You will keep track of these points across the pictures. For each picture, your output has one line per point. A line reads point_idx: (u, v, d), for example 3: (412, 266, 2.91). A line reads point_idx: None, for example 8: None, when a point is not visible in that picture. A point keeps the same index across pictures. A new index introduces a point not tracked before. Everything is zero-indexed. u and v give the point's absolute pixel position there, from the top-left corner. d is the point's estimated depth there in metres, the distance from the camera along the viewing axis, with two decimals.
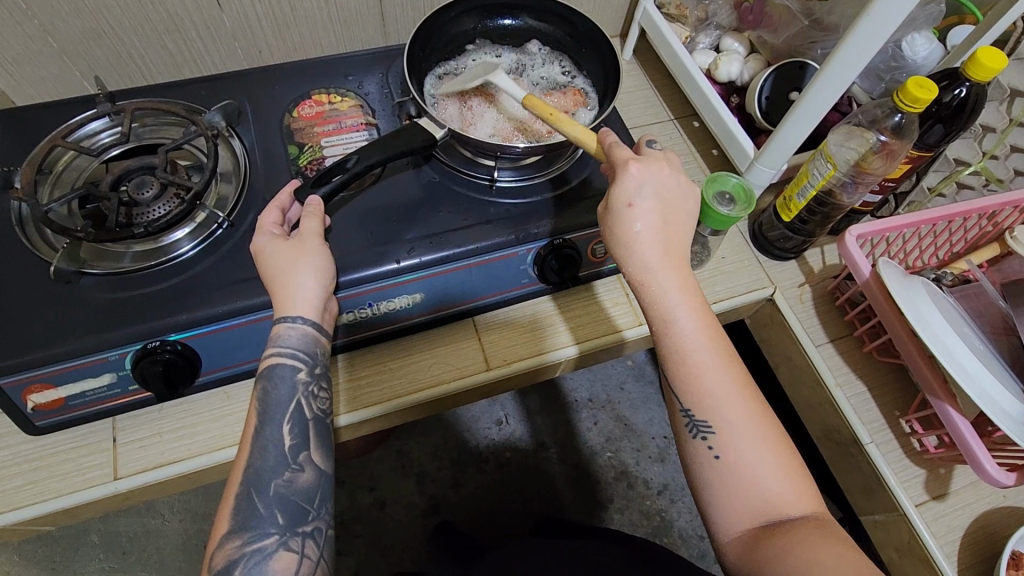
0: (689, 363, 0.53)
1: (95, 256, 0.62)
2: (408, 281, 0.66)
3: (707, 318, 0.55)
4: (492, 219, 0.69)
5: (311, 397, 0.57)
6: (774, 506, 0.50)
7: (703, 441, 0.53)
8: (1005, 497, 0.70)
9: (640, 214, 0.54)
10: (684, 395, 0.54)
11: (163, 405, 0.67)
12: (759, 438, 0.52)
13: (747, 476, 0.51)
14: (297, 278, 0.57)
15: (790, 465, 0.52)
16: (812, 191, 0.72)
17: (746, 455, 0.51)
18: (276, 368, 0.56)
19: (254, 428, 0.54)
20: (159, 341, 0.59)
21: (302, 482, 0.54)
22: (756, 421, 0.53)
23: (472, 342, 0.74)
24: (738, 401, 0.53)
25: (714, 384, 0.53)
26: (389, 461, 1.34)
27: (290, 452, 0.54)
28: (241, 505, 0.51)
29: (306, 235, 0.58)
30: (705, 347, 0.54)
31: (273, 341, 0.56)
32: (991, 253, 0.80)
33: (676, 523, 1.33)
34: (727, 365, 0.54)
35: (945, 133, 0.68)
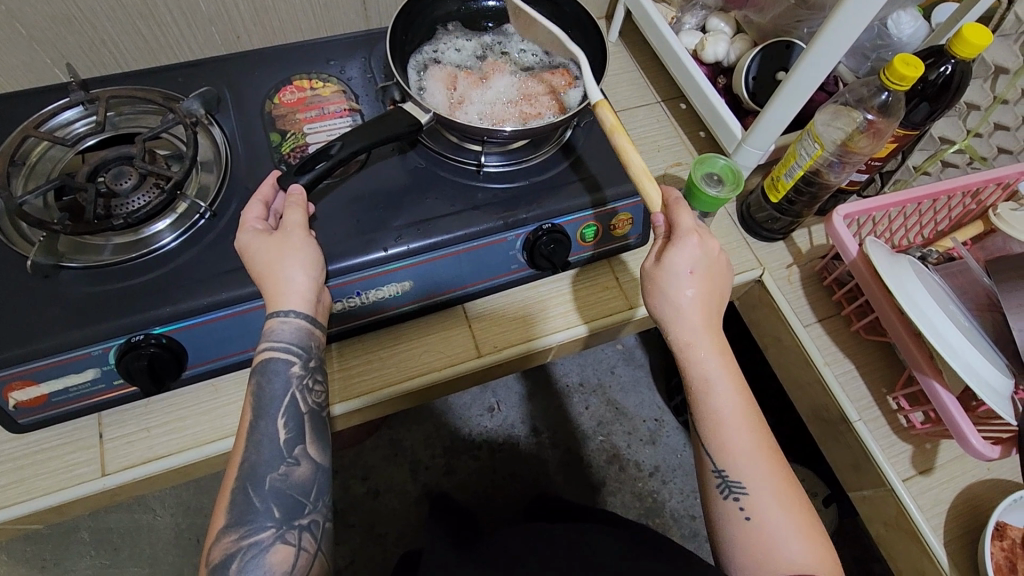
0: (722, 427, 0.59)
1: (73, 249, 0.60)
2: (398, 269, 0.66)
3: (742, 388, 0.60)
4: (479, 204, 0.68)
5: (305, 391, 0.56)
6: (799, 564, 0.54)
7: (734, 501, 0.58)
8: (990, 470, 0.71)
9: (692, 283, 0.60)
10: (717, 456, 0.59)
11: (150, 400, 0.66)
12: (785, 502, 0.57)
13: (774, 535, 0.56)
14: (285, 270, 0.56)
15: (812, 531, 0.56)
16: (799, 171, 0.72)
17: (773, 515, 0.56)
18: (270, 363, 0.55)
19: (249, 424, 0.54)
20: (143, 335, 0.58)
21: (298, 475, 0.53)
22: (782, 485, 0.58)
23: (463, 329, 0.74)
24: (766, 465, 0.58)
25: (747, 448, 0.58)
26: (382, 451, 1.34)
27: (285, 445, 0.54)
28: (237, 498, 0.51)
29: (290, 228, 0.57)
30: (739, 413, 0.59)
31: (267, 336, 0.56)
32: (975, 230, 0.80)
33: (668, 504, 1.34)
34: (756, 432, 0.59)
35: (930, 111, 0.69)
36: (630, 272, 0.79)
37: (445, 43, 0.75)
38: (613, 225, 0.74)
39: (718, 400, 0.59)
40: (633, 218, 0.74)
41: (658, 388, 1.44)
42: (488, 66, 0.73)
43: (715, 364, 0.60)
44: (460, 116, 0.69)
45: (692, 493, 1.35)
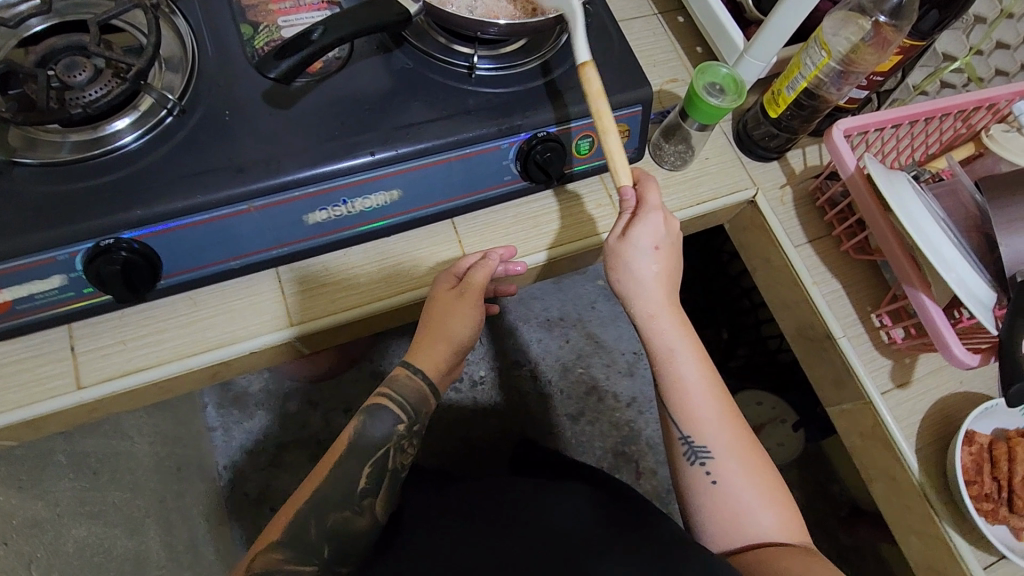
0: (686, 400, 0.61)
1: (27, 145, 0.55)
2: (386, 176, 0.62)
3: (705, 361, 0.62)
4: (472, 109, 0.64)
5: (398, 451, 0.63)
6: (763, 529, 0.58)
7: (702, 467, 0.61)
8: (962, 384, 0.73)
9: (659, 257, 0.60)
10: (683, 425, 0.61)
11: (123, 312, 0.62)
12: (750, 470, 0.60)
13: (738, 499, 0.59)
14: (450, 331, 0.64)
15: (778, 496, 0.60)
16: (802, 83, 0.70)
17: (739, 480, 0.60)
18: (380, 409, 0.62)
19: (334, 460, 0.61)
20: (113, 239, 0.54)
21: (358, 525, 0.61)
22: (748, 452, 0.61)
23: (440, 250, 0.70)
24: (733, 433, 0.61)
25: (711, 418, 0.61)
26: (363, 384, 1.37)
27: (359, 496, 0.61)
28: (299, 522, 0.59)
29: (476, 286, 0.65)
30: (702, 383, 0.61)
31: (391, 382, 0.63)
32: (965, 152, 0.80)
33: (644, 432, 1.38)
34: (721, 403, 0.62)
35: (939, 20, 0.66)
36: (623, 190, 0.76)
37: None
38: None
39: (682, 374, 0.61)
40: (630, 130, 0.71)
41: None
42: None
43: (679, 339, 0.61)
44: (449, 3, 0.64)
45: None
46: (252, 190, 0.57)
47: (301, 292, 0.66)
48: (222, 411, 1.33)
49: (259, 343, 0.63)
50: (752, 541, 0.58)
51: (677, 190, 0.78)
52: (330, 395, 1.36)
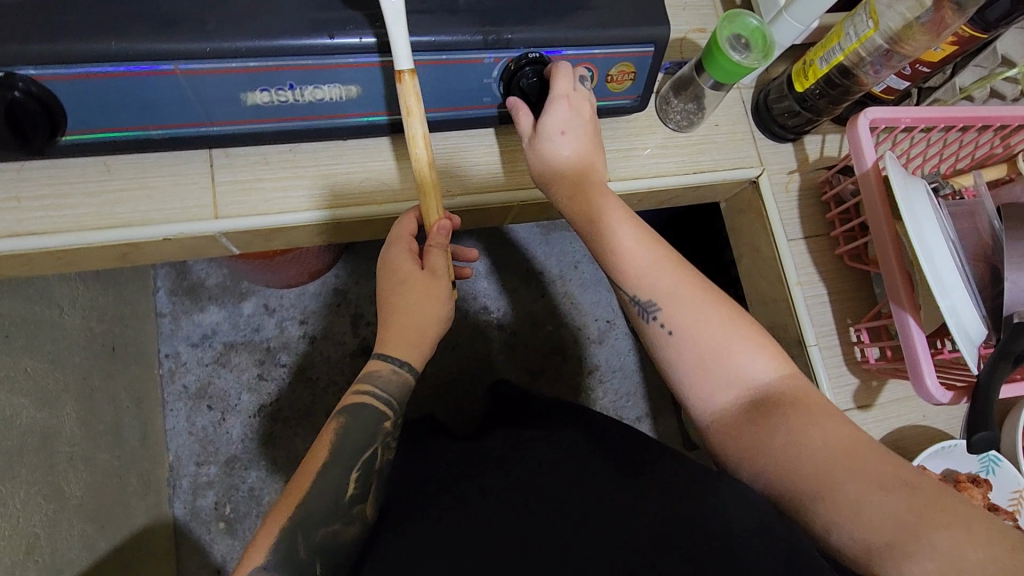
0: (614, 251, 0.58)
1: None
2: (342, 68, 0.53)
3: (625, 211, 0.59)
4: (459, 9, 0.55)
5: (385, 448, 0.57)
6: (749, 375, 0.53)
7: (656, 324, 0.56)
8: (926, 418, 0.69)
9: (567, 143, 0.59)
10: (625, 285, 0.58)
11: (25, 166, 0.55)
12: (713, 313, 0.55)
13: (700, 346, 0.54)
14: (415, 320, 0.57)
15: (752, 334, 0.55)
16: (839, 56, 0.62)
17: (693, 325, 0.55)
18: (359, 407, 0.56)
19: (317, 468, 0.54)
20: (5, 72, 0.46)
21: (348, 536, 0.53)
22: (694, 290, 0.56)
23: (399, 167, 0.63)
24: (673, 274, 0.57)
25: (646, 267, 0.57)
26: (324, 299, 1.31)
27: (348, 502, 0.53)
28: (281, 542, 0.50)
29: (438, 271, 0.58)
30: (626, 232, 0.58)
31: (366, 380, 0.57)
32: (995, 174, 0.72)
33: (600, 402, 1.35)
34: (662, 258, 0.58)
35: (1009, 11, 0.56)
36: (616, 143, 0.69)
37: None
38: (611, 76, 0.62)
39: (612, 226, 0.58)
40: (637, 72, 0.63)
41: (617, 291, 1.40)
42: None
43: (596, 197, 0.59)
44: None
45: (625, 397, 1.35)
46: (182, 51, 0.48)
47: (235, 183, 0.59)
48: (173, 298, 1.27)
49: (177, 231, 0.57)
50: (743, 394, 0.53)
51: (677, 153, 0.70)
52: (286, 305, 1.30)
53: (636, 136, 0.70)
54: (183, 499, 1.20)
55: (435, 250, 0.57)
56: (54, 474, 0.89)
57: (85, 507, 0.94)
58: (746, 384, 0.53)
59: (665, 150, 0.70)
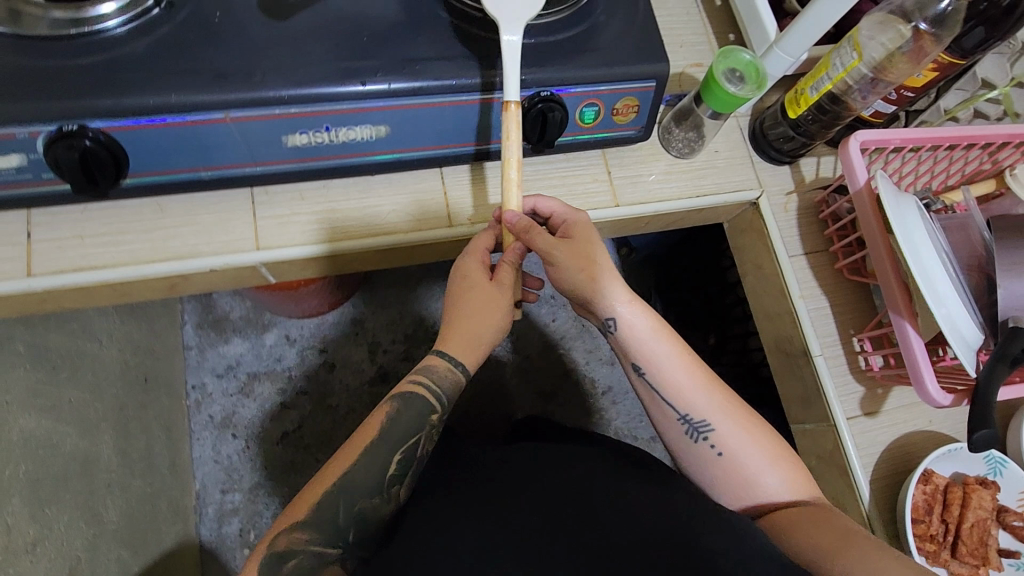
0: (664, 379, 0.64)
1: (6, 14, 0.53)
2: (372, 110, 0.59)
3: (681, 342, 0.65)
4: (477, 55, 0.61)
5: (428, 439, 0.61)
6: (773, 485, 0.60)
7: (705, 442, 0.62)
8: (933, 423, 0.72)
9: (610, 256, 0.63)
10: (680, 406, 0.63)
11: (88, 207, 0.60)
12: (751, 431, 0.62)
13: (746, 470, 0.61)
14: (481, 327, 0.62)
15: (788, 458, 0.62)
16: (828, 85, 0.66)
17: (740, 446, 0.61)
18: (415, 397, 0.60)
19: (366, 444, 0.58)
20: (78, 125, 0.52)
21: (382, 512, 0.58)
22: (742, 414, 0.63)
23: (421, 200, 0.68)
24: (723, 400, 0.63)
25: (701, 397, 0.63)
26: (343, 327, 1.35)
27: (388, 482, 0.58)
28: (325, 507, 0.55)
29: (507, 284, 0.62)
30: (681, 364, 0.63)
31: (426, 371, 0.61)
32: (986, 189, 0.76)
33: (614, 422, 1.37)
34: (703, 377, 0.64)
35: (984, 38, 0.61)
36: (623, 170, 0.74)
37: None
38: (616, 110, 0.67)
39: (655, 352, 0.63)
40: (640, 105, 0.68)
41: None
42: None
43: (635, 316, 0.63)
44: None
45: (639, 416, 1.38)
46: (233, 101, 0.54)
47: (274, 217, 0.64)
48: (200, 331, 1.32)
49: (222, 262, 0.62)
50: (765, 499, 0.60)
51: (680, 178, 0.75)
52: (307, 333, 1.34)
53: (642, 164, 0.75)
54: (209, 526, 1.22)
55: (507, 264, 0.62)
56: (94, 500, 0.93)
57: (121, 532, 0.97)
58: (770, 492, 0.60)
59: (669, 176, 0.74)
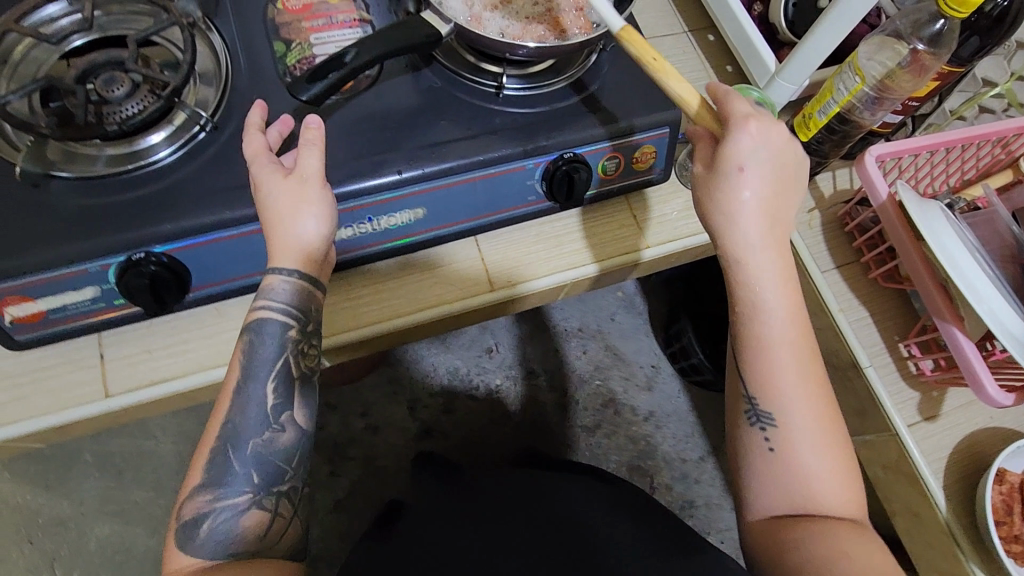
0: (775, 347, 0.55)
1: (64, 157, 0.57)
2: (408, 196, 0.63)
3: (799, 308, 0.56)
4: (498, 129, 0.64)
5: (300, 355, 0.57)
6: (824, 501, 0.53)
7: (760, 431, 0.56)
8: (994, 419, 0.72)
9: (748, 182, 0.53)
10: (751, 385, 0.56)
11: (152, 322, 0.63)
12: (824, 441, 0.54)
13: (800, 476, 0.54)
14: (299, 219, 0.54)
15: (851, 476, 0.55)
16: (835, 108, 0.68)
17: (804, 451, 0.54)
18: (264, 323, 0.56)
19: (236, 383, 0.55)
20: (143, 252, 0.55)
21: (282, 442, 0.55)
22: (826, 422, 0.55)
23: (460, 268, 0.71)
24: (814, 400, 0.55)
25: (794, 381, 0.54)
26: (381, 388, 1.36)
27: (271, 410, 0.55)
28: (217, 459, 0.53)
29: (307, 175, 0.54)
30: (789, 337, 0.55)
31: (263, 294, 0.55)
32: (1003, 179, 0.78)
33: (660, 447, 1.37)
34: (812, 366, 0.55)
35: (980, 46, 0.64)
36: (647, 211, 0.76)
37: None
38: (635, 158, 0.70)
39: (767, 313, 0.55)
40: (657, 151, 0.70)
41: (656, 335, 1.45)
42: None
43: (771, 264, 0.55)
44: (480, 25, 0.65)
45: (684, 438, 1.38)
46: None
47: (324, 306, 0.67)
48: None
49: None
50: (798, 508, 0.54)
51: None
52: (346, 399, 1.35)
53: (663, 202, 0.77)
54: None
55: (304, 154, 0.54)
56: None
57: None
58: (808, 505, 0.53)
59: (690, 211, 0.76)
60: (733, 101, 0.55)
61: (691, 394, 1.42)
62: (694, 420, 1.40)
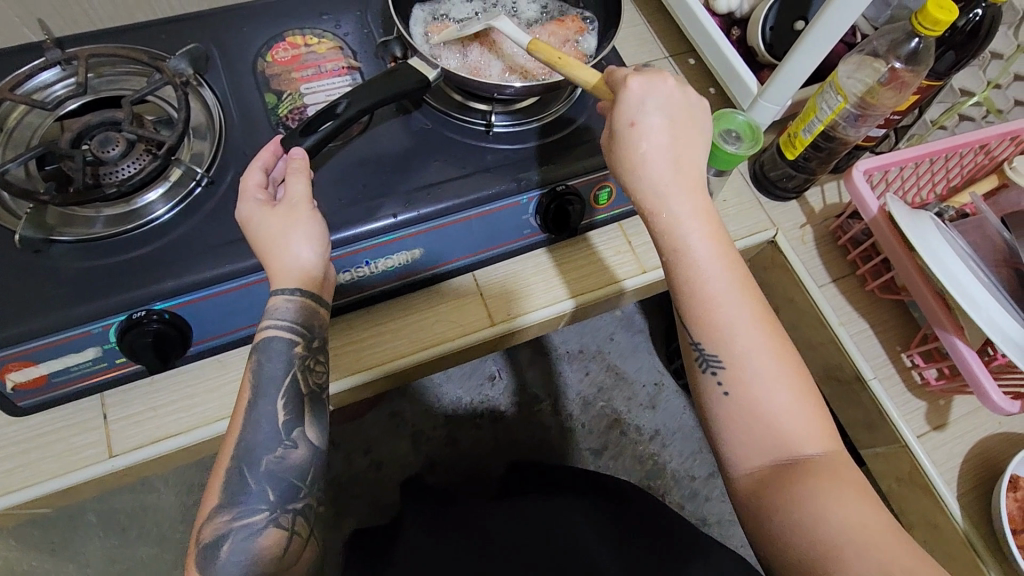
0: (704, 288, 0.52)
1: (63, 221, 0.57)
2: (406, 238, 0.63)
3: (725, 243, 0.54)
4: (491, 166, 0.65)
5: (307, 371, 0.56)
6: (780, 430, 0.50)
7: (712, 376, 0.53)
8: (1001, 425, 0.72)
9: (643, 132, 0.53)
10: (695, 332, 0.53)
11: (154, 379, 0.63)
12: (777, 370, 0.51)
13: (755, 410, 0.51)
14: (291, 245, 0.54)
15: (812, 403, 0.51)
16: (818, 126, 0.70)
17: (755, 385, 0.51)
18: (271, 341, 0.55)
19: (247, 402, 0.54)
20: (144, 311, 0.55)
21: (296, 459, 0.53)
22: (774, 350, 0.52)
23: (458, 305, 0.71)
24: (758, 332, 0.52)
25: (732, 319, 0.52)
26: (385, 422, 1.35)
27: (283, 427, 0.53)
28: (232, 480, 0.51)
29: (294, 201, 0.54)
30: (720, 276, 0.52)
31: (268, 313, 0.55)
32: (989, 185, 0.79)
33: (669, 465, 1.36)
34: (750, 300, 0.53)
35: (956, 60, 0.66)
36: (642, 237, 0.76)
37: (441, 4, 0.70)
38: None
39: (694, 255, 0.52)
40: None
41: (656, 352, 1.44)
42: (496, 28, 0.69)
43: (685, 204, 0.53)
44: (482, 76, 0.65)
45: (691, 455, 1.37)
46: None
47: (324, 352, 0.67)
48: None
49: None
50: (765, 446, 0.50)
51: None
52: (349, 436, 1.33)
53: None
54: None
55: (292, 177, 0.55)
56: None
57: None
58: (771, 437, 0.50)
59: None
60: (615, 71, 0.56)
61: (695, 409, 1.41)
62: (700, 436, 1.39)
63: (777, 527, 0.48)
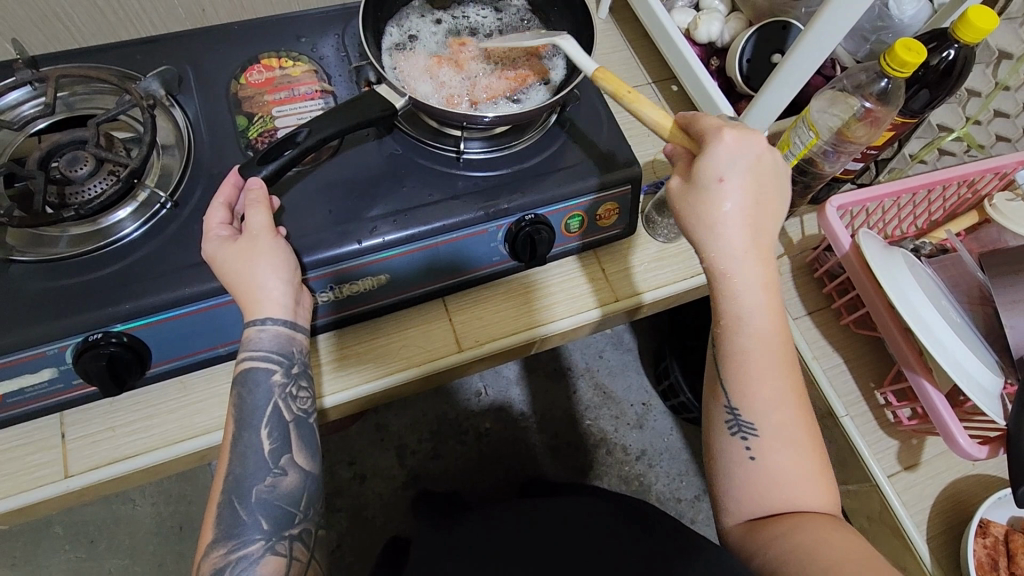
0: (753, 354, 0.50)
1: (27, 242, 0.57)
2: (379, 261, 0.63)
3: (783, 317, 0.51)
4: (460, 193, 0.65)
5: (289, 399, 0.56)
6: (795, 497, 0.49)
7: (742, 441, 0.51)
8: (975, 465, 0.70)
9: (729, 192, 0.49)
10: (732, 393, 0.51)
11: (115, 398, 0.63)
12: (802, 448, 0.50)
13: (777, 484, 0.50)
14: (259, 275, 0.54)
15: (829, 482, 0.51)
16: (793, 160, 0.69)
17: (782, 460, 0.50)
18: (250, 373, 0.55)
19: (232, 435, 0.54)
20: (102, 333, 0.55)
21: (285, 485, 0.53)
22: (805, 431, 0.51)
23: (441, 326, 0.71)
24: (791, 411, 0.51)
25: (771, 393, 0.50)
26: (368, 435, 1.34)
27: (270, 456, 0.54)
28: (224, 514, 0.51)
29: (256, 231, 0.55)
30: (771, 351, 0.50)
31: (246, 345, 0.55)
32: (969, 221, 0.78)
33: (654, 486, 1.34)
34: (789, 376, 0.51)
35: (930, 99, 0.65)
36: (618, 264, 0.75)
37: (411, 24, 0.71)
38: (599, 215, 0.70)
39: (750, 327, 0.50)
40: (620, 207, 0.71)
41: (645, 371, 1.43)
42: (455, 47, 0.69)
43: (755, 275, 0.50)
44: (455, 102, 0.66)
45: (677, 477, 1.35)
46: None
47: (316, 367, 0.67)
48: None
49: None
50: (779, 507, 0.49)
51: (671, 263, 0.76)
52: (332, 448, 1.33)
53: (631, 254, 0.76)
54: None
55: (253, 206, 0.56)
56: None
57: None
58: (780, 503, 0.49)
59: (660, 261, 0.75)
60: (702, 118, 0.52)
61: (683, 430, 1.39)
62: (687, 457, 1.37)
63: (777, 549, 0.46)
